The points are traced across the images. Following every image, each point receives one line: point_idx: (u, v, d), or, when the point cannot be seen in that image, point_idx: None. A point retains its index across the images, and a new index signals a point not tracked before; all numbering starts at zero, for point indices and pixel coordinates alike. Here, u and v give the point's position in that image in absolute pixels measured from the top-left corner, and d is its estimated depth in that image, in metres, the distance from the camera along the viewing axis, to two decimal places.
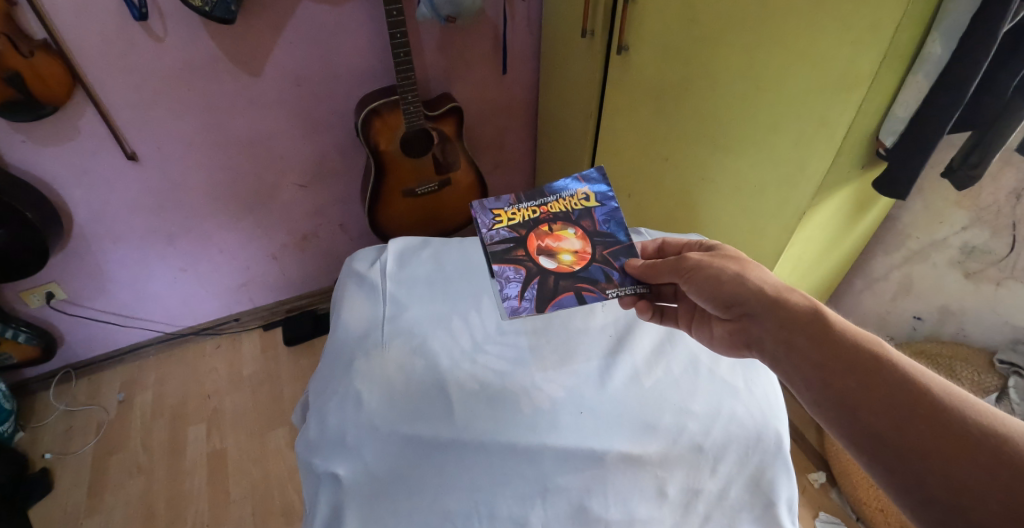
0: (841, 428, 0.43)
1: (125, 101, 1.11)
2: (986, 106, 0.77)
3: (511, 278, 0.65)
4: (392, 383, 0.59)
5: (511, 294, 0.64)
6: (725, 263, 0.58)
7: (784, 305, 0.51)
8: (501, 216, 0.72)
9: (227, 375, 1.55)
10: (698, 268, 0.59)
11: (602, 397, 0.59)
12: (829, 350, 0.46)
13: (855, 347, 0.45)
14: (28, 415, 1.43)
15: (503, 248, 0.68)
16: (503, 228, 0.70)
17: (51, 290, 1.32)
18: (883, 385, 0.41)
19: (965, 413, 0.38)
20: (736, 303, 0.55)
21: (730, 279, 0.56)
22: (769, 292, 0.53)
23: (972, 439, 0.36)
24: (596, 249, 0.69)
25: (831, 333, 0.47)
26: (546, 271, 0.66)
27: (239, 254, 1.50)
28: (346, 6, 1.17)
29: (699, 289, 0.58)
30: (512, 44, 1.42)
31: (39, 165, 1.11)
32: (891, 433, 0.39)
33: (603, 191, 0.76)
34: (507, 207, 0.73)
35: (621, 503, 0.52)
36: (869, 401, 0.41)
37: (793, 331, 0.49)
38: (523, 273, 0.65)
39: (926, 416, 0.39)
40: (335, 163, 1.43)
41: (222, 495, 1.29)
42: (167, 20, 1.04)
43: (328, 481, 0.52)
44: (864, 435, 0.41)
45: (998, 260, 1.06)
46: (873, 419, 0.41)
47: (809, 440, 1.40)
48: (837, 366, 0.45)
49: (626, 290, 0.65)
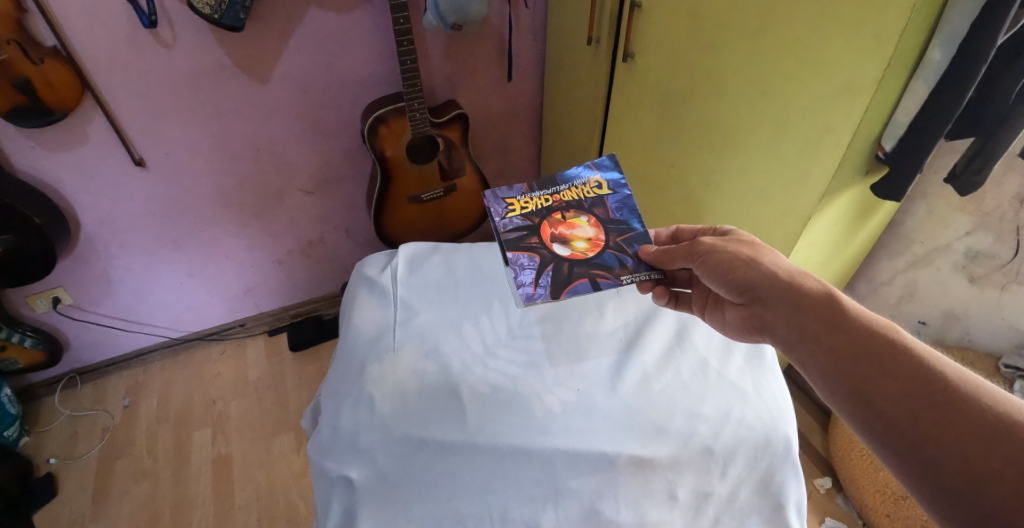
0: (853, 414, 0.44)
1: (134, 107, 1.12)
2: (988, 113, 0.78)
3: (525, 266, 0.65)
4: (404, 387, 0.60)
5: (525, 281, 0.64)
6: (738, 248, 0.59)
7: (797, 291, 0.52)
8: (514, 205, 0.73)
9: (232, 380, 1.56)
10: (711, 252, 0.60)
11: (614, 401, 0.59)
12: (843, 336, 0.46)
13: (869, 334, 0.45)
14: (33, 420, 1.44)
15: (517, 235, 0.68)
16: (516, 217, 0.71)
17: (58, 295, 1.33)
18: (895, 369, 0.42)
19: (979, 399, 0.38)
20: (748, 289, 0.57)
21: (743, 264, 0.57)
22: (782, 277, 0.54)
23: (985, 424, 0.36)
24: (609, 236, 0.69)
25: (843, 319, 0.48)
26: (561, 258, 0.66)
27: (245, 259, 1.50)
28: (353, 13, 1.18)
29: (711, 273, 0.60)
30: (516, 50, 1.43)
31: (48, 171, 1.12)
32: (903, 419, 0.40)
33: (615, 180, 0.76)
34: (520, 196, 0.74)
35: (632, 507, 0.52)
36: (881, 387, 0.42)
37: (805, 318, 0.50)
38: (538, 261, 0.66)
39: (938, 402, 0.39)
40: (341, 169, 1.44)
41: (227, 500, 1.30)
42: (176, 28, 1.05)
43: (341, 485, 0.53)
44: (876, 420, 0.41)
45: (1002, 265, 1.07)
46: (883, 404, 0.41)
47: (814, 445, 1.41)
48: (849, 351, 0.45)
49: (640, 275, 0.65)
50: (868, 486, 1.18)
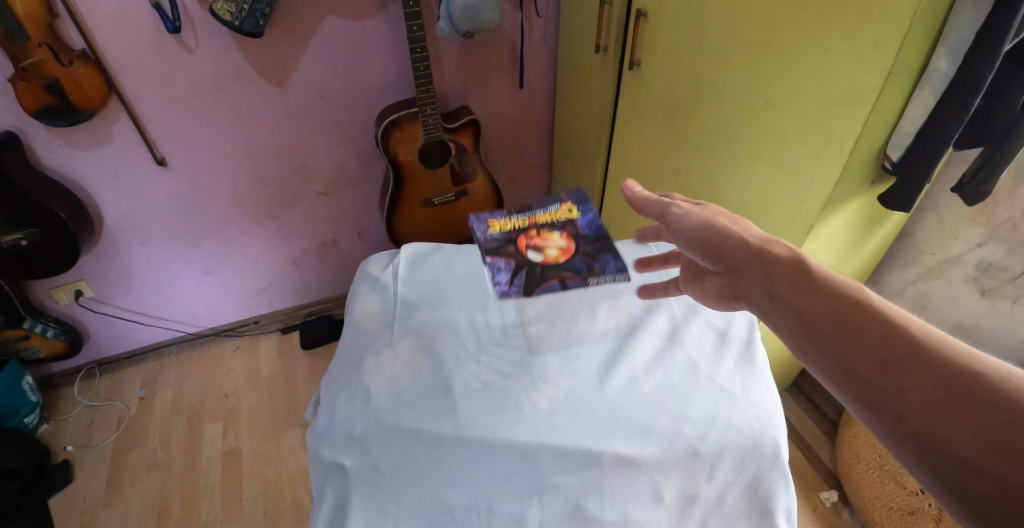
0: (832, 377, 0.42)
1: (157, 108, 1.16)
2: (995, 123, 0.77)
3: (501, 268, 0.73)
4: (400, 380, 0.61)
5: (502, 280, 0.72)
6: (715, 219, 0.57)
7: (767, 258, 0.50)
8: (494, 225, 0.79)
9: (245, 376, 1.59)
10: (686, 220, 0.59)
11: (601, 399, 0.60)
12: (814, 298, 0.45)
13: (839, 297, 0.44)
14: (53, 408, 1.50)
15: (497, 245, 0.76)
16: (496, 232, 0.78)
17: (80, 287, 1.38)
18: (866, 331, 0.41)
19: (953, 360, 0.37)
20: (724, 257, 0.55)
21: (720, 233, 0.56)
22: (753, 244, 0.53)
23: (959, 383, 0.35)
24: (579, 245, 0.76)
25: (814, 280, 0.46)
26: (533, 263, 0.74)
27: (260, 258, 1.54)
28: (369, 20, 1.21)
29: (687, 241, 0.59)
30: (529, 57, 1.45)
31: (73, 169, 1.17)
32: (877, 379, 0.39)
33: (585, 205, 0.83)
34: (500, 218, 0.80)
35: (617, 505, 0.53)
36: (855, 347, 0.41)
37: (777, 281, 0.48)
38: (513, 265, 0.74)
39: (911, 362, 0.38)
40: (355, 173, 1.47)
41: (236, 492, 1.33)
42: (199, 33, 1.10)
43: (335, 472, 0.55)
44: (856, 385, 0.40)
45: (1014, 277, 1.04)
46: (858, 364, 0.40)
47: (821, 457, 1.40)
48: (820, 314, 0.44)
49: (605, 279, 0.72)
50: (875, 501, 1.17)
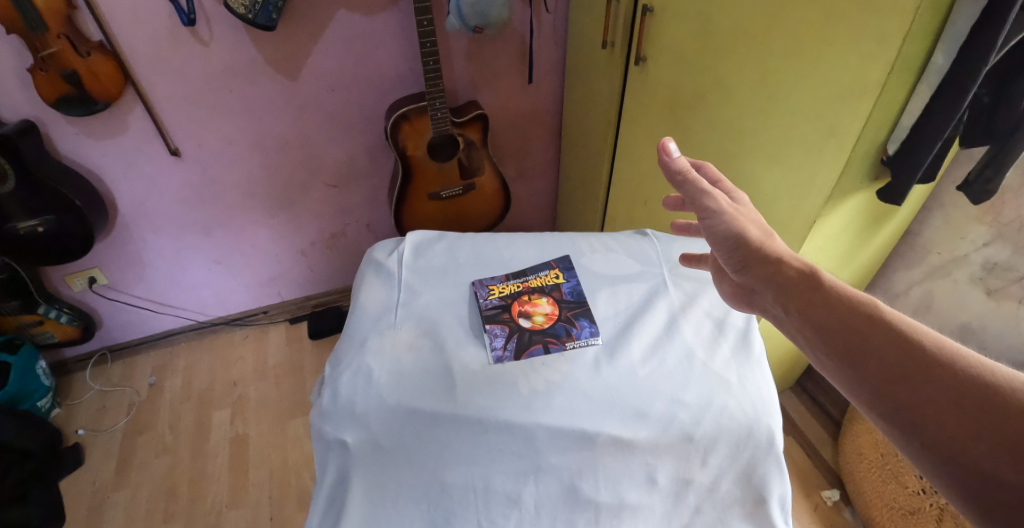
0: (845, 383, 0.43)
1: (171, 100, 1.19)
2: (1000, 120, 0.76)
3: (495, 333, 0.67)
4: (401, 361, 0.63)
5: (497, 344, 0.66)
6: (749, 226, 0.56)
7: (779, 275, 0.51)
8: (495, 290, 0.74)
9: (253, 364, 1.62)
10: (722, 219, 0.56)
11: (597, 383, 0.60)
12: (825, 310, 0.46)
13: (849, 308, 0.45)
14: (66, 392, 1.53)
15: (493, 311, 0.70)
16: (496, 298, 0.72)
17: (94, 274, 1.41)
18: (876, 341, 0.42)
19: (956, 365, 0.38)
20: (746, 267, 0.55)
21: (752, 241, 0.55)
22: (770, 256, 0.53)
23: (961, 387, 0.36)
24: (562, 310, 0.70)
25: (827, 294, 0.47)
26: (523, 329, 0.68)
27: (270, 249, 1.57)
28: (380, 15, 1.23)
29: (717, 241, 0.57)
30: (538, 53, 1.46)
31: (89, 158, 1.20)
32: (886, 388, 0.39)
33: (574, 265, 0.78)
34: (500, 282, 0.75)
35: (611, 487, 0.55)
36: (865, 355, 0.42)
37: (790, 296, 0.49)
38: (506, 330, 0.67)
39: (916, 370, 0.39)
40: (364, 166, 1.49)
41: (242, 478, 1.35)
42: (213, 25, 1.12)
43: (336, 447, 0.56)
44: (869, 394, 0.41)
45: (1021, 276, 1.03)
46: (868, 372, 0.41)
47: (824, 457, 1.40)
48: (832, 326, 0.45)
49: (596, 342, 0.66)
50: (877, 500, 1.17)
